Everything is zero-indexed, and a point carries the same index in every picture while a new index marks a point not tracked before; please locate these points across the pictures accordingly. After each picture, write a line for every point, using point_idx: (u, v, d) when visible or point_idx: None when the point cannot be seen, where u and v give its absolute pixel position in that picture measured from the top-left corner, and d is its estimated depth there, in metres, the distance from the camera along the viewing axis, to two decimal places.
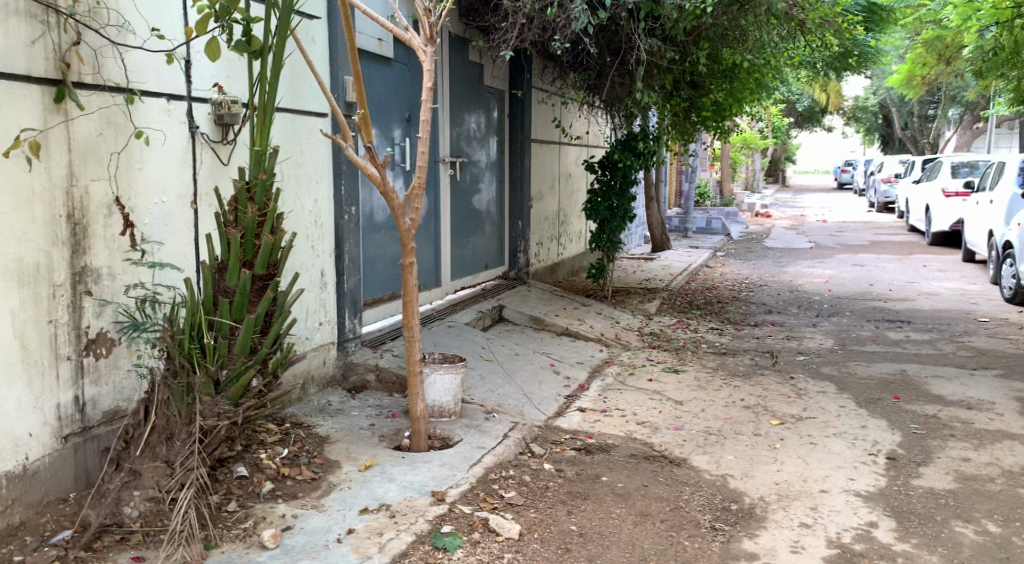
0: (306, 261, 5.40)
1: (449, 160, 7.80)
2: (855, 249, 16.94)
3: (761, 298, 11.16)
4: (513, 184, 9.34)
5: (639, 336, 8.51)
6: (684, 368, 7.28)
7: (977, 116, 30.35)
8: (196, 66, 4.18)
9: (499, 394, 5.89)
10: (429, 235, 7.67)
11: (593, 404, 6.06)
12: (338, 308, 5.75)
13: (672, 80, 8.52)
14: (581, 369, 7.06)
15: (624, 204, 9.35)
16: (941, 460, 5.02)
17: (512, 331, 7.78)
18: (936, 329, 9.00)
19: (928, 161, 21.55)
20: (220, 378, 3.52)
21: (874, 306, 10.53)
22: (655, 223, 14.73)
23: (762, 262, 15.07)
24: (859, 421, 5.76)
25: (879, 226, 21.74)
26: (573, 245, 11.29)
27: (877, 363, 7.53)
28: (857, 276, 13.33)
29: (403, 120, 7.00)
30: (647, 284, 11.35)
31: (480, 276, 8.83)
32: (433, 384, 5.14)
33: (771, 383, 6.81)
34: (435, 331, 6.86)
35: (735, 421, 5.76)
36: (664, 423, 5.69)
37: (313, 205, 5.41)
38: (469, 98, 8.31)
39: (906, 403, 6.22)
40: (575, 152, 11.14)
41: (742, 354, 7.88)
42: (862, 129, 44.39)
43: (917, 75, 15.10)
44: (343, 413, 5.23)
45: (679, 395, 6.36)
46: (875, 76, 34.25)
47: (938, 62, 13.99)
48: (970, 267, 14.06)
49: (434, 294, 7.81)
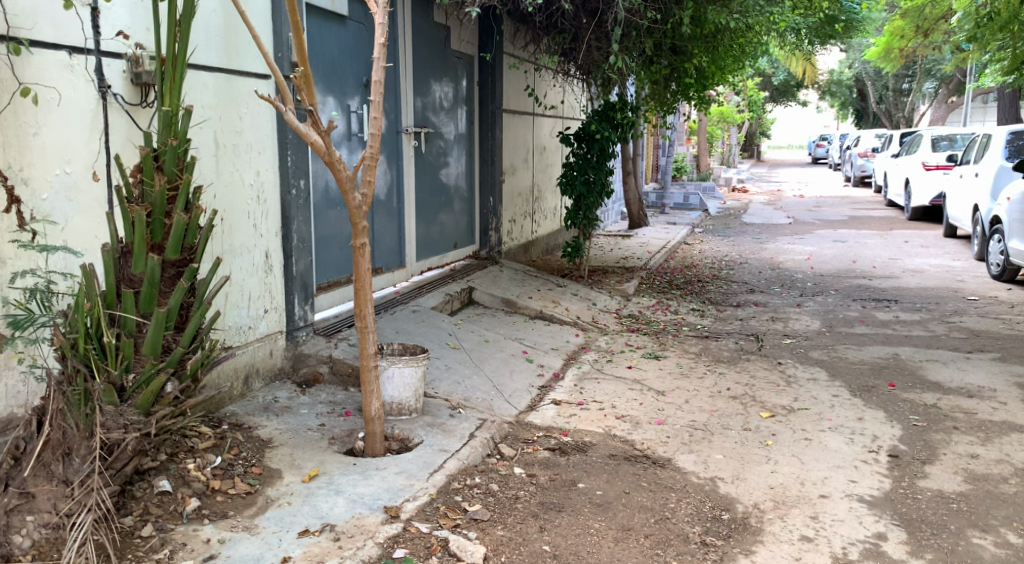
0: (247, 241, 4.85)
1: (413, 130, 7.22)
2: (834, 224, 16.58)
3: (742, 277, 10.72)
4: (484, 157, 8.79)
5: (617, 319, 8.04)
6: (665, 353, 6.81)
7: (953, 88, 30.03)
8: (106, 12, 3.59)
9: (466, 387, 5.39)
10: (392, 211, 7.10)
11: (569, 396, 5.57)
12: (287, 293, 5.21)
13: (652, 44, 7.99)
14: (556, 356, 6.56)
15: (601, 177, 8.84)
16: (948, 457, 4.59)
17: (482, 314, 7.28)
18: (925, 309, 8.61)
19: (906, 135, 21.24)
20: (125, 384, 2.98)
21: (859, 284, 10.12)
22: (632, 198, 14.24)
23: (742, 238, 14.64)
24: (855, 412, 5.33)
25: (857, 201, 21.39)
26: (548, 222, 10.78)
27: (868, 346, 7.11)
28: (839, 252, 12.94)
29: (361, 85, 6.43)
30: (625, 262, 10.86)
31: (449, 256, 8.30)
32: (391, 378, 4.62)
33: (758, 369, 6.36)
34: (398, 316, 6.33)
35: (722, 414, 5.30)
36: (646, 417, 5.22)
37: (255, 177, 4.85)
38: (435, 64, 7.72)
39: (904, 391, 5.80)
40: (550, 124, 10.59)
41: (725, 337, 7.43)
42: (837, 103, 44.06)
43: (895, 48, 14.72)
44: (290, 411, 4.70)
45: (660, 385, 5.90)
46: (851, 51, 33.90)
47: (916, 34, 13.62)
48: (953, 243, 13.73)
49: (399, 276, 7.25)
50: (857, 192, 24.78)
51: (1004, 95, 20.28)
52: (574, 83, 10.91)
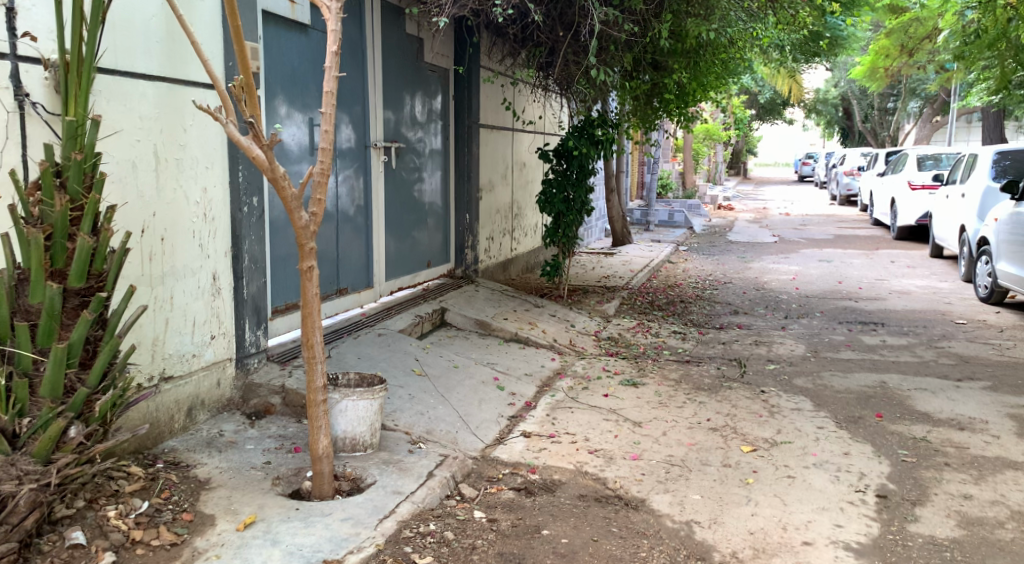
0: (193, 262, 4.52)
1: (382, 144, 6.90)
2: (819, 243, 16.37)
3: (725, 298, 10.45)
4: (460, 174, 8.49)
5: (595, 342, 7.73)
6: (643, 380, 6.50)
7: (938, 108, 30.00)
8: (24, 14, 3.34)
9: (430, 418, 5.06)
10: (359, 229, 6.76)
11: (540, 428, 5.25)
12: (237, 317, 4.89)
13: (631, 58, 7.73)
14: (529, 382, 6.23)
15: (581, 195, 8.54)
16: (939, 497, 4.30)
17: (454, 337, 6.95)
18: (912, 333, 8.34)
19: (892, 154, 21.11)
20: (19, 431, 2.88)
21: (845, 306, 9.86)
22: (616, 216, 13.96)
23: (727, 257, 14.40)
24: (842, 446, 5.03)
25: (843, 220, 21.21)
26: (528, 240, 10.49)
27: (855, 374, 6.81)
28: (825, 272, 12.70)
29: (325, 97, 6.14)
30: (606, 281, 10.56)
31: (422, 275, 7.98)
32: (344, 411, 4.29)
33: (740, 398, 6.06)
34: (362, 340, 5.99)
35: (700, 448, 4.99)
36: (621, 451, 4.91)
37: (202, 194, 4.53)
38: (407, 77, 7.43)
39: (892, 423, 5.50)
40: (530, 139, 10.32)
41: (707, 363, 7.13)
42: (824, 121, 44.09)
43: (879, 68, 14.57)
44: (235, 447, 4.37)
45: (637, 415, 5.59)
46: (837, 69, 33.89)
47: (900, 54, 13.46)
48: (939, 263, 13.52)
49: (366, 297, 6.92)
50: (843, 210, 24.64)
51: (989, 113, 20.19)
52: (555, 98, 10.65)
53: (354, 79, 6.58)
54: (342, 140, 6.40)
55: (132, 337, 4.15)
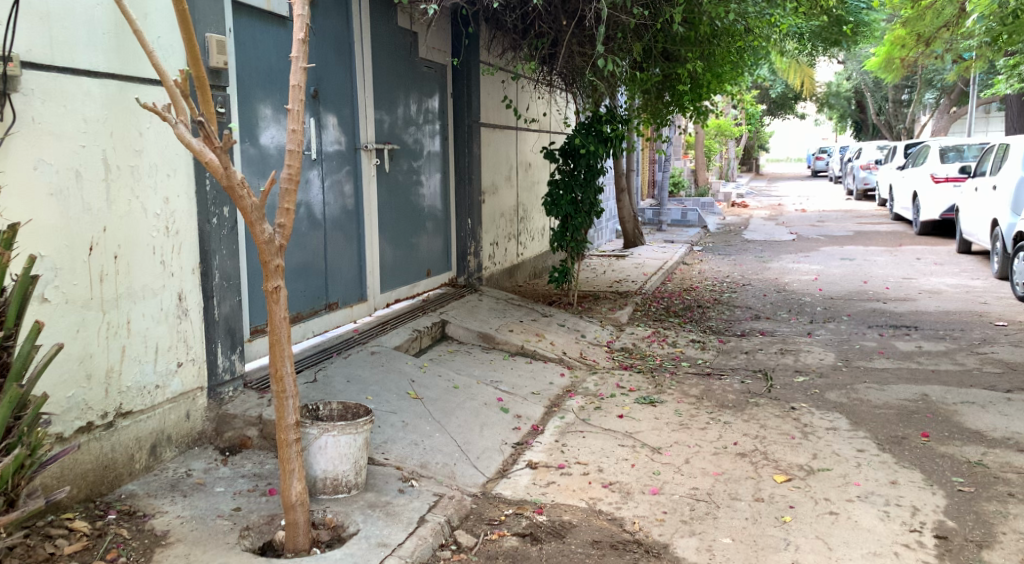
0: (152, 281, 4.02)
1: (373, 146, 6.39)
2: (839, 240, 15.75)
3: (745, 301, 9.88)
4: (461, 176, 7.97)
5: (608, 354, 7.19)
6: (662, 397, 5.96)
7: (956, 98, 29.24)
8: None
9: (425, 450, 4.54)
10: (350, 237, 6.24)
11: (549, 457, 4.73)
12: (207, 340, 4.39)
13: (642, 46, 7.25)
14: (536, 402, 5.70)
15: (589, 196, 8.00)
16: (1007, 538, 3.76)
17: (455, 353, 6.44)
18: (949, 337, 7.76)
19: (911, 146, 20.45)
20: None
21: (873, 309, 9.27)
22: (627, 216, 13.42)
23: (744, 257, 13.82)
24: (888, 474, 4.48)
25: (862, 216, 20.56)
26: (535, 244, 9.97)
27: (892, 385, 6.24)
28: (849, 271, 12.09)
29: (307, 96, 5.65)
30: (618, 286, 10.03)
31: (422, 285, 7.45)
32: (324, 449, 3.78)
33: (769, 417, 5.50)
34: (352, 360, 5.47)
35: (729, 479, 4.46)
36: (638, 484, 4.38)
37: (162, 204, 4.04)
38: (401, 73, 6.92)
39: (941, 444, 4.94)
40: (534, 138, 9.80)
41: (729, 375, 6.59)
42: (837, 114, 43.30)
43: (895, 60, 14.22)
44: (203, 490, 3.87)
45: (656, 439, 5.05)
46: (851, 62, 33.17)
47: (917, 44, 12.88)
48: (968, 259, 12.90)
49: (360, 310, 6.40)
50: (860, 204, 23.98)
51: (1012, 101, 19.49)
52: (560, 94, 10.11)
53: (342, 76, 6.06)
54: (327, 143, 5.89)
55: (81, 369, 3.65)
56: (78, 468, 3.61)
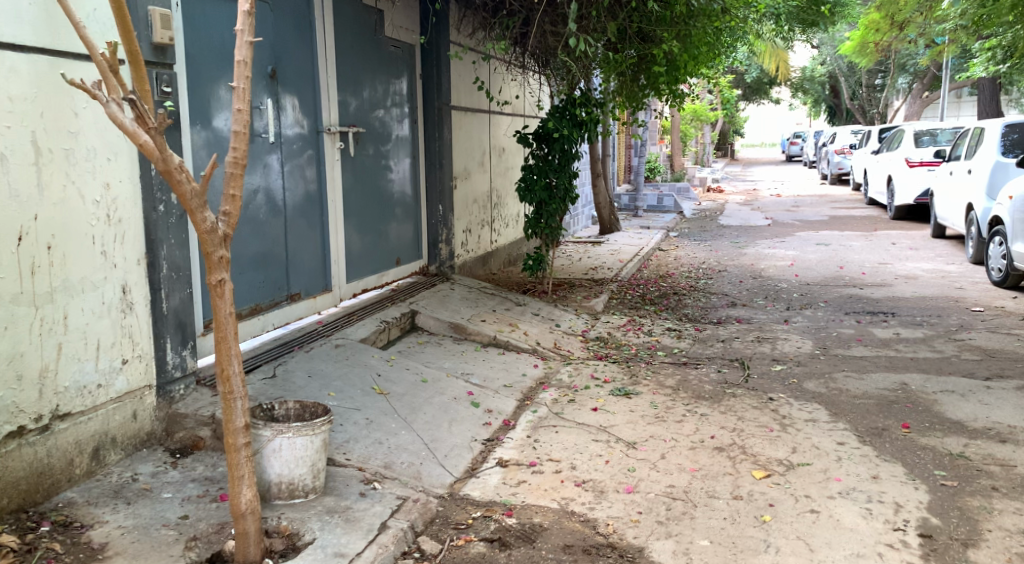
0: (92, 273, 3.76)
1: (337, 129, 6.12)
2: (815, 226, 15.68)
3: (721, 288, 9.74)
4: (431, 161, 7.70)
5: (582, 343, 7.00)
6: (638, 388, 5.78)
7: (928, 83, 29.31)
8: None
9: (389, 449, 4.32)
10: (313, 224, 5.98)
11: (520, 453, 4.53)
12: (155, 336, 4.14)
13: (616, 25, 7.06)
14: (508, 396, 5.48)
15: (564, 181, 7.77)
16: (993, 536, 3.62)
17: (425, 344, 6.22)
18: (926, 323, 7.65)
19: (885, 130, 20.41)
20: None
21: (850, 295, 9.15)
22: (602, 202, 13.23)
23: (719, 242, 13.70)
24: (869, 468, 4.32)
25: (837, 200, 20.53)
26: (509, 230, 9.76)
27: (871, 374, 6.11)
28: (825, 257, 11.99)
29: (265, 76, 5.37)
30: (593, 273, 9.84)
31: (392, 274, 7.20)
32: (279, 452, 3.57)
33: (747, 408, 5.34)
34: (315, 354, 5.22)
35: (706, 475, 4.28)
36: (613, 482, 4.19)
37: (103, 190, 3.79)
38: (365, 53, 6.64)
39: (923, 436, 4.80)
40: (507, 122, 9.55)
41: (706, 365, 6.42)
42: (812, 98, 43.35)
43: (869, 43, 14.24)
44: (149, 497, 3.63)
45: (631, 433, 4.86)
46: (825, 46, 33.15)
47: (891, 28, 12.79)
48: (942, 244, 12.87)
49: (325, 301, 6.15)
50: (835, 189, 23.97)
51: (985, 85, 19.53)
52: (534, 76, 9.86)
53: (303, 55, 5.78)
54: (287, 126, 5.61)
55: (10, 369, 3.39)
56: (8, 476, 3.37)
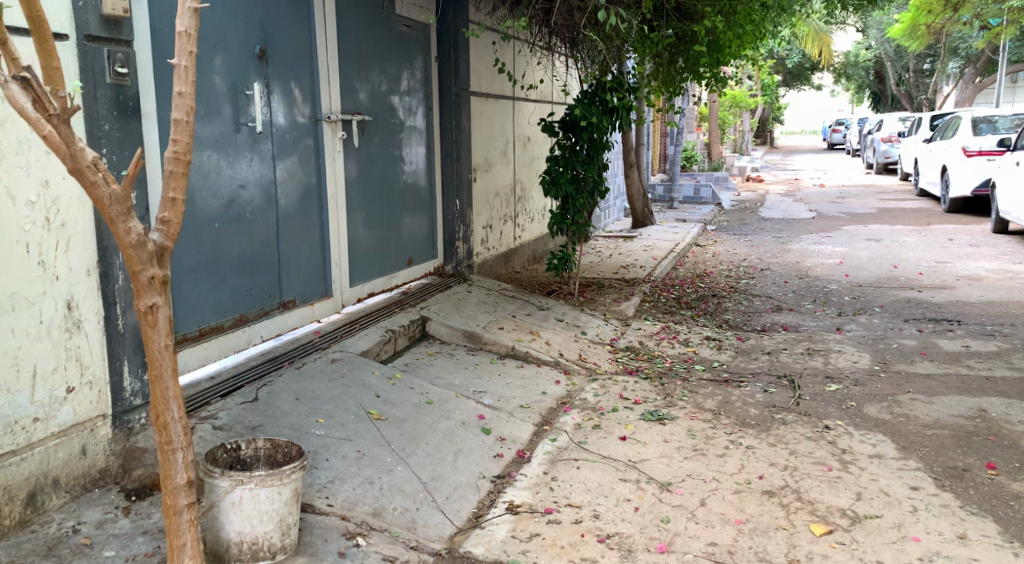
0: (25, 289, 3.20)
1: (338, 117, 5.49)
2: (863, 219, 14.77)
3: (765, 289, 8.98)
4: (447, 151, 7.06)
5: (611, 354, 6.33)
6: (672, 411, 5.11)
7: (980, 68, 27.96)
8: None
9: (381, 490, 3.70)
10: (311, 222, 5.36)
11: (534, 496, 3.90)
12: (110, 357, 3.54)
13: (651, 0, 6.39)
14: (525, 420, 4.84)
15: (593, 173, 7.08)
16: None
17: (435, 356, 5.60)
18: (999, 335, 6.84)
19: (936, 118, 19.32)
20: None
21: (908, 299, 8.35)
22: (636, 194, 12.49)
23: (761, 237, 12.91)
24: (954, 525, 3.62)
25: (885, 191, 19.52)
26: (534, 225, 9.09)
27: (941, 396, 5.36)
28: (877, 254, 11.14)
29: (252, 56, 4.76)
30: (624, 272, 9.15)
31: (403, 275, 6.56)
32: (238, 506, 2.97)
33: (801, 440, 4.63)
34: (307, 372, 4.61)
35: (755, 530, 3.60)
36: (643, 538, 3.54)
37: (39, 188, 3.22)
38: (374, 32, 6.00)
39: (1013, 481, 4.07)
40: (532, 108, 8.87)
41: (750, 382, 5.71)
42: (856, 84, 41.88)
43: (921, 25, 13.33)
44: (87, 556, 3.05)
45: (665, 471, 4.19)
46: (870, 29, 31.88)
47: (945, 9, 11.90)
48: (1004, 240, 11.94)
49: (325, 307, 5.55)
50: (881, 179, 22.91)
51: None
52: (560, 58, 9.18)
53: (299, 34, 5.16)
54: (279, 113, 5.00)
55: None
56: None
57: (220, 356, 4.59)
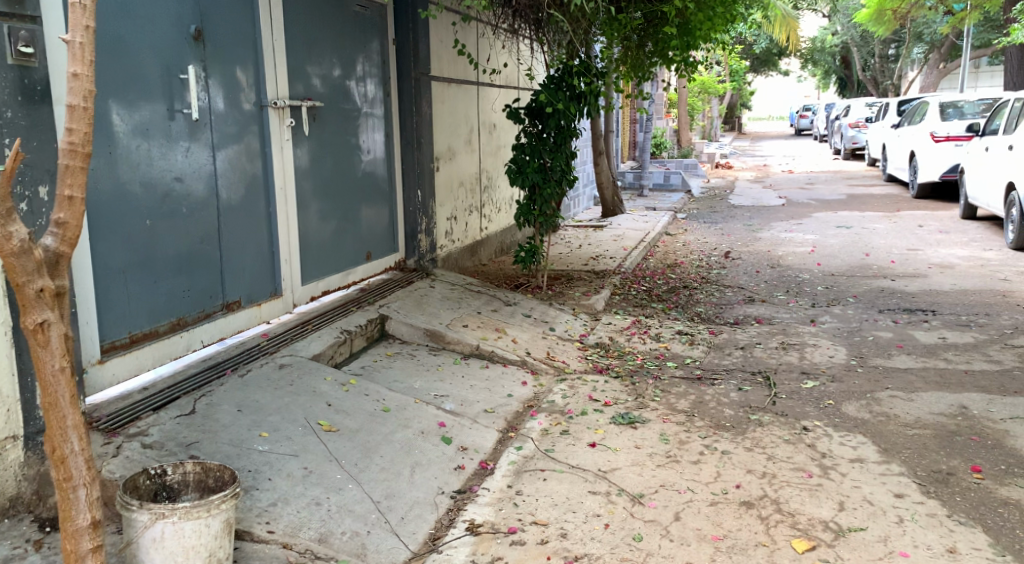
0: None
1: (285, 103, 5.12)
2: (833, 206, 14.64)
3: (736, 279, 8.75)
4: (407, 139, 6.70)
5: (580, 352, 6.04)
6: (644, 414, 4.84)
7: (944, 53, 28.06)
8: None
9: (329, 512, 3.39)
10: (257, 216, 4.99)
11: (496, 513, 3.61)
12: (22, 372, 3.18)
13: None
14: (488, 426, 4.54)
15: (560, 162, 6.76)
16: None
17: (393, 358, 5.28)
18: (976, 325, 6.66)
19: (904, 103, 19.26)
20: None
21: (881, 288, 8.16)
22: (605, 182, 12.21)
23: (731, 225, 12.71)
24: (942, 537, 3.40)
25: (854, 177, 19.45)
26: (501, 216, 8.78)
27: (921, 392, 5.15)
28: (848, 242, 10.98)
29: (187, 37, 4.38)
30: (594, 263, 8.87)
31: (360, 271, 6.21)
32: (160, 543, 2.64)
33: (779, 443, 4.38)
34: (251, 379, 4.26)
35: (733, 548, 3.34)
36: (613, 560, 3.27)
37: None
38: (325, 12, 5.62)
39: (1001, 486, 3.85)
40: (497, 94, 8.53)
41: (724, 380, 5.46)
42: (822, 70, 41.98)
43: None
44: None
45: (637, 482, 3.92)
46: (836, 16, 31.88)
47: None
48: (974, 226, 11.84)
49: (274, 307, 5.19)
50: (849, 165, 22.87)
51: None
52: (525, 41, 8.84)
53: (240, 13, 4.78)
54: (219, 98, 4.63)
55: None
56: None
57: (156, 365, 4.24)
